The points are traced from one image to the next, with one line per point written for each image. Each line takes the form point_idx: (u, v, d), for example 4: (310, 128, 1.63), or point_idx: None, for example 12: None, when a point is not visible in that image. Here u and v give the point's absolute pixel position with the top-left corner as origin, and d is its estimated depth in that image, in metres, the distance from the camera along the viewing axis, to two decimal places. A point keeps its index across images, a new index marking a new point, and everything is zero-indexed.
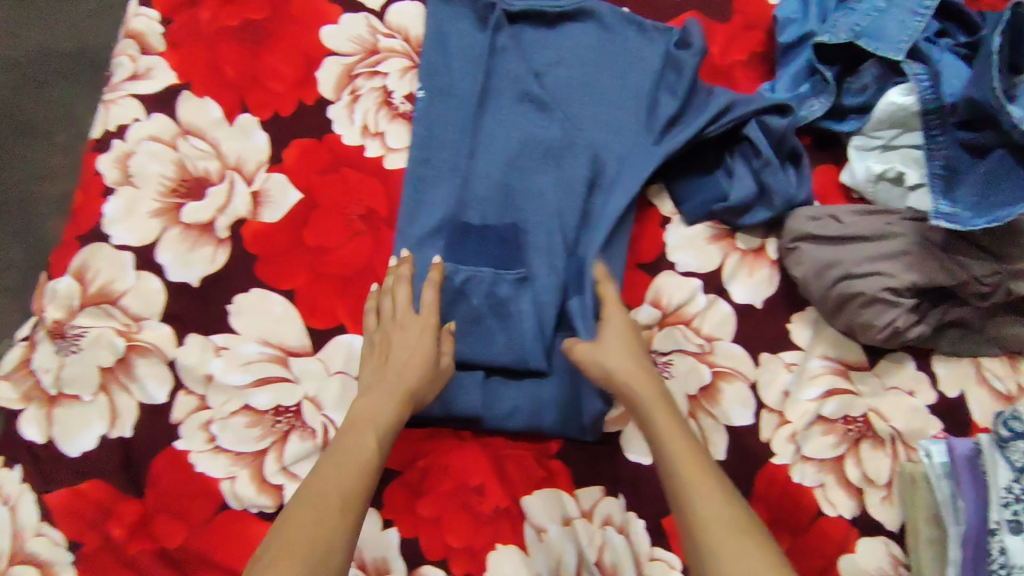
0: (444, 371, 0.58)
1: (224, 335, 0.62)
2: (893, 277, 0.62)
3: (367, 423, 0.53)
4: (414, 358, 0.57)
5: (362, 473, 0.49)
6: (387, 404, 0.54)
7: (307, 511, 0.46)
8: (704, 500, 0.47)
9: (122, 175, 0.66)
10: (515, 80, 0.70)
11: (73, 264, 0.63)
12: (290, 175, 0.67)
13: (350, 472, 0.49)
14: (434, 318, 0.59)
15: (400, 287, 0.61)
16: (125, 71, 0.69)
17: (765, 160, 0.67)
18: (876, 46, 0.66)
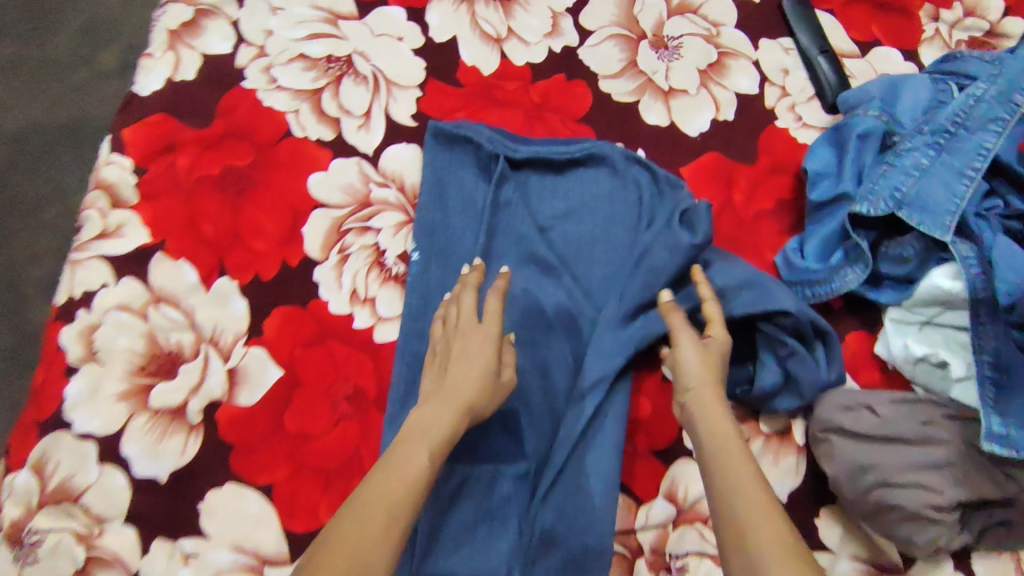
0: (505, 383, 0.54)
1: (193, 540, 0.57)
2: (938, 492, 0.55)
3: (419, 436, 0.47)
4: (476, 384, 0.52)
5: (413, 491, 0.43)
6: (441, 416, 0.49)
7: (363, 502, 0.42)
8: (763, 535, 0.41)
9: (87, 351, 0.60)
10: (520, 239, 0.64)
11: (32, 456, 0.58)
12: (271, 349, 0.61)
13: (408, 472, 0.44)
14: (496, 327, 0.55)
15: (466, 295, 0.57)
16: (94, 227, 0.63)
17: (790, 349, 0.60)
18: (920, 220, 0.59)
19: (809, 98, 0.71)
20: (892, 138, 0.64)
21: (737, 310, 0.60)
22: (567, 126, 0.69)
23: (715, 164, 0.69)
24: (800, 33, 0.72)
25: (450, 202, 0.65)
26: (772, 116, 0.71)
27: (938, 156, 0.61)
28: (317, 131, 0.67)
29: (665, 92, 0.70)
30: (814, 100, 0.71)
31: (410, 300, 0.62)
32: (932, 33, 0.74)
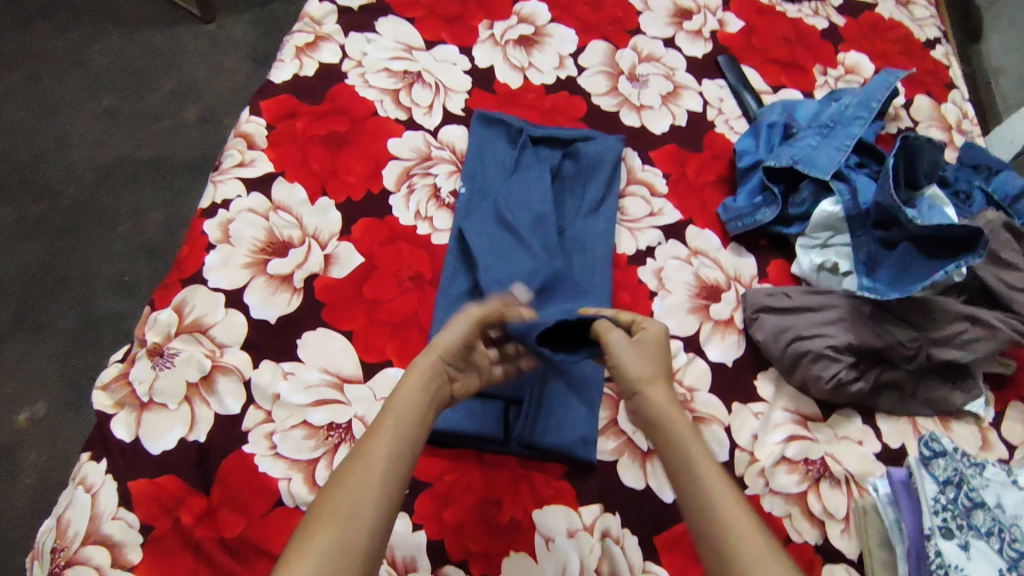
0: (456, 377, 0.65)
1: (292, 362, 0.76)
2: (834, 338, 0.77)
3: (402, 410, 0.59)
4: (452, 341, 0.64)
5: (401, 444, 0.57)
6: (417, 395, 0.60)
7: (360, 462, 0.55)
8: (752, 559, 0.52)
9: (223, 236, 0.82)
10: (499, 169, 0.91)
11: (174, 300, 0.78)
12: (357, 244, 0.84)
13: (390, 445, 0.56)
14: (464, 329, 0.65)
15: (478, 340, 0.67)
16: (234, 159, 0.88)
17: (701, 263, 0.89)
18: (811, 170, 0.88)
19: (738, 116, 1.03)
20: (792, 129, 0.94)
21: (605, 221, 0.89)
22: (570, 123, 0.98)
23: (673, 151, 0.97)
24: (730, 76, 1.05)
25: (532, 164, 0.91)
26: (712, 125, 1.01)
27: (823, 139, 0.91)
28: (396, 114, 0.95)
29: (638, 106, 1.01)
30: (741, 118, 1.03)
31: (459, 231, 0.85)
32: (822, 83, 1.07)
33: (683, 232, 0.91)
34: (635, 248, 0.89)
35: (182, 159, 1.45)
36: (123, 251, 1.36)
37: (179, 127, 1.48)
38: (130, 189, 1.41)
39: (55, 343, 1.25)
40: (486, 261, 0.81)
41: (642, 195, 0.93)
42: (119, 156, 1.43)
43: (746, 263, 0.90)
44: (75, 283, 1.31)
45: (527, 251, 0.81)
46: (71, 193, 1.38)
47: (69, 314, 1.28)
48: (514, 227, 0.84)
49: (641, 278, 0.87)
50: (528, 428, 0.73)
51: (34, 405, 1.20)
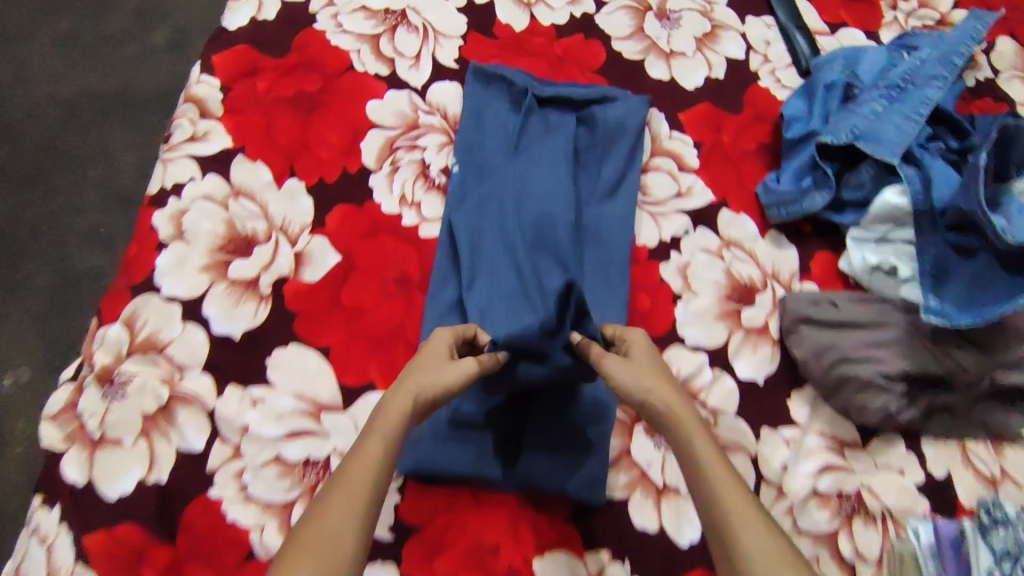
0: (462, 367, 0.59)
1: (260, 388, 0.67)
2: (886, 364, 0.68)
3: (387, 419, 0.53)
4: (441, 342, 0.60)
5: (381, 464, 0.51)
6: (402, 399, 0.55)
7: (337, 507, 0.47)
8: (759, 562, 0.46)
9: (175, 231, 0.70)
10: (502, 141, 0.76)
11: (124, 313, 0.67)
12: (332, 239, 0.72)
13: (363, 486, 0.49)
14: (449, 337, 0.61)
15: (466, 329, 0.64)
16: (185, 132, 0.74)
17: (733, 256, 0.76)
18: (875, 149, 0.72)
19: (787, 65, 0.85)
20: (854, 89, 0.77)
21: (622, 206, 0.75)
22: (585, 76, 0.82)
23: (709, 113, 0.82)
24: (781, 12, 0.87)
25: (541, 138, 0.76)
26: (756, 77, 0.84)
27: (890, 104, 0.75)
28: (375, 68, 0.79)
29: (667, 53, 0.84)
30: (790, 68, 0.85)
31: (446, 243, 0.72)
32: (890, 19, 0.88)
33: (714, 217, 0.78)
34: (657, 239, 0.76)
35: (152, 91, 1.26)
36: (95, 199, 1.19)
37: (148, 53, 1.29)
38: (100, 129, 1.23)
39: (32, 304, 1.12)
40: (471, 282, 0.69)
41: (669, 171, 0.79)
42: (83, 91, 1.25)
43: (788, 256, 0.77)
44: (48, 238, 1.16)
45: (515, 270, 0.69)
46: (33, 134, 1.22)
47: (43, 270, 1.14)
48: (504, 240, 0.71)
49: (664, 277, 0.75)
50: (529, 456, 0.66)
51: (18, 369, 1.07)
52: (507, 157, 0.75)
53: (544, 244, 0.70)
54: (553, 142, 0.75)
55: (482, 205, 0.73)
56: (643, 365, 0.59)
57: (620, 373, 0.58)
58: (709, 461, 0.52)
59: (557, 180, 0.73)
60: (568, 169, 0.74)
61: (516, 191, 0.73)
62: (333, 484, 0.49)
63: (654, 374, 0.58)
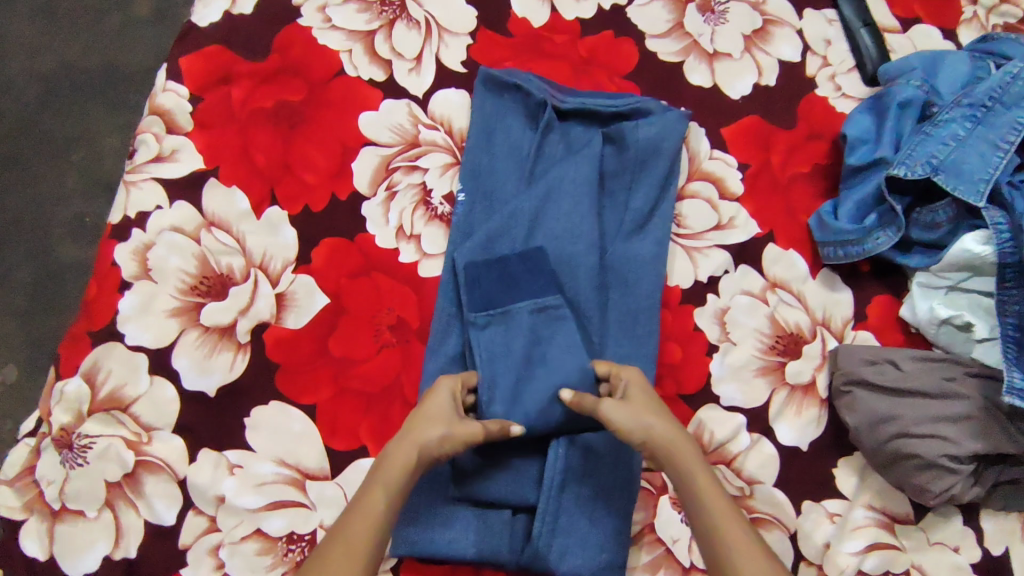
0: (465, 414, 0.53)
1: (239, 452, 0.59)
2: (955, 443, 0.59)
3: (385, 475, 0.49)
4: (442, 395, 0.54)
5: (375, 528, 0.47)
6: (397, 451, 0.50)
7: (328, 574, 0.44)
8: None
9: (141, 269, 0.62)
10: (516, 164, 0.66)
11: (83, 364, 0.60)
12: (319, 278, 0.63)
13: (358, 544, 0.46)
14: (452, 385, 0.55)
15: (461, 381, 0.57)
16: (149, 151, 0.65)
17: (778, 300, 0.67)
18: (955, 185, 0.63)
19: (849, 69, 0.74)
20: (931, 108, 0.67)
21: (653, 241, 0.65)
22: (612, 82, 0.71)
23: (755, 128, 0.71)
24: (845, 7, 0.75)
25: (560, 162, 0.65)
26: (812, 84, 0.73)
27: (975, 128, 0.65)
28: (370, 73, 0.68)
29: (709, 55, 0.72)
30: (853, 72, 0.74)
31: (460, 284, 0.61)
32: (971, 15, 0.76)
33: (758, 255, 0.67)
34: (692, 279, 0.67)
35: (133, 69, 1.01)
36: (77, 188, 0.97)
37: (131, 24, 1.02)
38: (78, 109, 0.99)
39: (16, 301, 0.93)
40: (482, 327, 0.59)
41: (707, 198, 0.69)
42: (62, 65, 1.00)
43: (841, 300, 0.67)
44: (27, 223, 0.95)
45: (541, 312, 0.60)
46: (12, 113, 0.99)
47: (29, 263, 0.94)
48: (524, 275, 0.60)
49: (698, 324, 0.66)
50: (547, 530, 0.57)
51: (0, 371, 0.90)
52: (521, 182, 0.66)
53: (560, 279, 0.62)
54: (575, 164, 0.65)
55: (490, 239, 0.63)
56: (644, 406, 0.53)
57: (618, 417, 0.52)
58: (730, 524, 0.48)
59: (579, 212, 0.63)
60: (592, 201, 0.64)
61: (530, 223, 0.63)
62: (326, 544, 0.46)
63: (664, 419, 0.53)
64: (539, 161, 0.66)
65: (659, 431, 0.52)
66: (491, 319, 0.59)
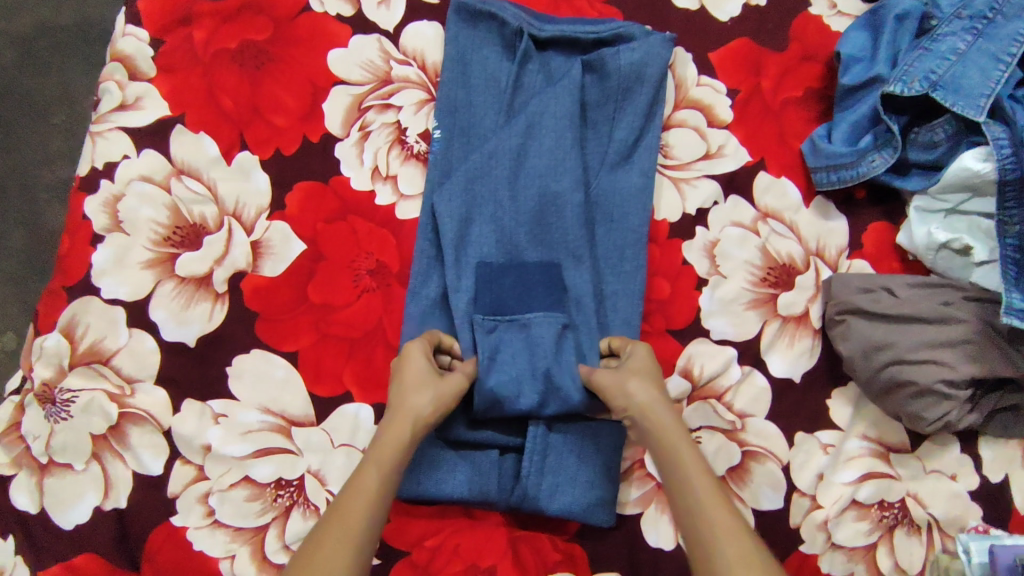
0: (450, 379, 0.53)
1: (222, 401, 0.59)
2: (951, 369, 0.57)
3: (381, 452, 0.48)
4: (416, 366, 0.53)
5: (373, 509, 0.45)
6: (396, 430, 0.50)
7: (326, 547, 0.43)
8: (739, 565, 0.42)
9: (111, 221, 0.61)
10: (494, 98, 0.63)
11: (61, 320, 0.59)
12: (294, 224, 0.61)
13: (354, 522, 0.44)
14: (421, 345, 0.54)
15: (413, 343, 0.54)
16: (113, 99, 0.63)
17: (769, 230, 0.64)
18: (954, 101, 0.60)
19: None
20: (931, 21, 0.64)
21: (639, 172, 0.63)
22: (592, 8, 0.67)
23: (745, 50, 0.67)
24: None
25: (538, 94, 0.63)
26: (805, 2, 0.69)
27: (974, 41, 0.61)
28: (337, 8, 0.65)
29: None
30: None
31: (465, 281, 0.59)
32: None
33: (749, 184, 0.65)
34: (680, 211, 0.64)
35: (108, 24, 0.97)
36: (64, 152, 0.95)
37: None
38: (56, 69, 0.96)
39: (8, 266, 0.91)
40: (487, 332, 0.57)
41: (695, 127, 0.66)
42: (36, 24, 0.97)
43: (835, 228, 0.65)
44: (15, 189, 0.93)
45: (554, 330, 0.57)
46: None
47: (19, 229, 0.92)
48: (536, 286, 0.59)
49: (687, 258, 0.64)
50: (536, 470, 0.57)
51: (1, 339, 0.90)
52: (503, 115, 0.63)
53: (565, 263, 0.60)
54: (558, 96, 0.62)
55: (469, 179, 0.60)
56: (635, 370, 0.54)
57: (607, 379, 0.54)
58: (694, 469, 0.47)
59: (561, 147, 0.61)
60: (575, 135, 0.61)
61: (512, 159, 0.61)
62: (324, 519, 0.45)
63: (651, 381, 0.53)
64: (517, 94, 0.63)
65: (640, 393, 0.52)
66: (499, 325, 0.58)
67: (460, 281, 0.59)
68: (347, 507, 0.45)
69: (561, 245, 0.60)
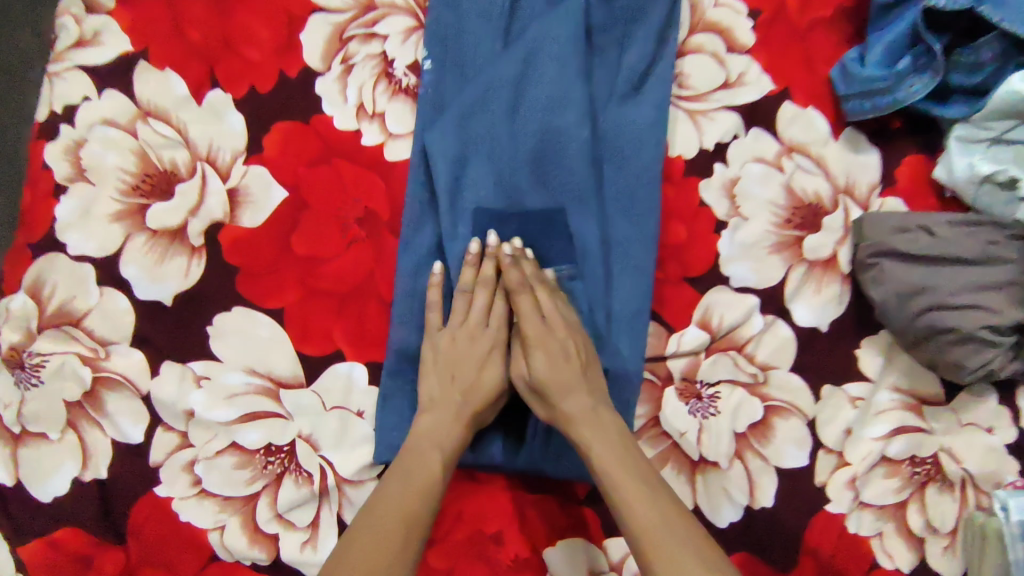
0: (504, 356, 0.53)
1: (204, 362, 0.54)
2: (996, 314, 0.52)
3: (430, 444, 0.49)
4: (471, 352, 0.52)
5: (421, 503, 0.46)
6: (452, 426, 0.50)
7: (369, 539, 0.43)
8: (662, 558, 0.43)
9: (74, 171, 0.56)
10: (488, 22, 0.56)
11: (27, 279, 0.55)
12: (273, 169, 0.56)
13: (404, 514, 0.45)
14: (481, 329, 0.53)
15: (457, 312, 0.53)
16: (70, 35, 0.57)
17: (794, 165, 0.59)
18: (1001, 15, 0.53)
19: None
20: None
21: (650, 103, 0.57)
22: None
23: None
24: None
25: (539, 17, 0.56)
26: None
27: None
28: None
29: None
30: None
31: (462, 231, 0.54)
32: None
33: (772, 116, 0.59)
34: (697, 147, 0.59)
35: None
36: None
37: None
38: None
39: None
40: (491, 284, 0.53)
41: (713, 53, 0.60)
42: None
43: (867, 163, 0.59)
44: None
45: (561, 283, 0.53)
46: None
47: None
48: (539, 233, 0.54)
49: (704, 199, 0.58)
50: (545, 428, 0.53)
51: None
52: (500, 44, 0.56)
53: (570, 208, 0.54)
54: (562, 21, 0.55)
55: (464, 116, 0.55)
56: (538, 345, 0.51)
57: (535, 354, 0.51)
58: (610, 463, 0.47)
59: (565, 78, 0.55)
60: (580, 64, 0.55)
61: (512, 94, 0.55)
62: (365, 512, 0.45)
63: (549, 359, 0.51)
64: (515, 19, 0.57)
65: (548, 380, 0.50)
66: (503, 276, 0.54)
67: (457, 230, 0.54)
68: (390, 500, 0.45)
69: (565, 188, 0.54)
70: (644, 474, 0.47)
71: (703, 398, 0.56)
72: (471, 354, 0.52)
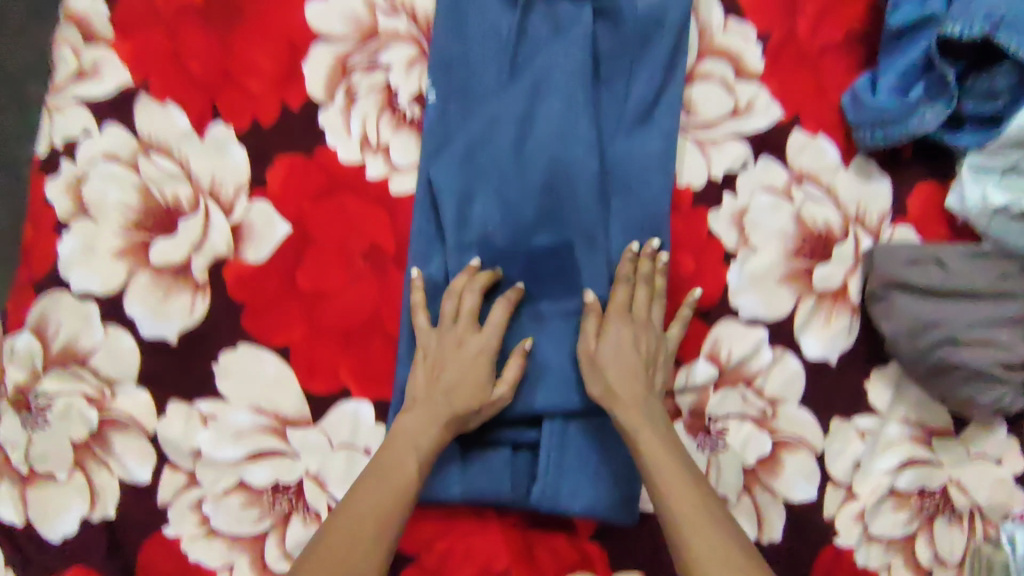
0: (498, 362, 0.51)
1: (210, 401, 0.54)
2: (1006, 350, 0.52)
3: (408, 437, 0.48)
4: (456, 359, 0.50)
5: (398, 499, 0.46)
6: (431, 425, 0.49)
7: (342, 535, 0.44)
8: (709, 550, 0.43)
9: (76, 207, 0.55)
10: (494, 52, 0.56)
11: (31, 318, 0.54)
12: (277, 203, 0.55)
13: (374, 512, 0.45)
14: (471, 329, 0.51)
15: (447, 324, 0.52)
16: (68, 67, 0.56)
17: (804, 195, 0.58)
18: (1017, 45, 0.52)
19: None
20: None
21: (659, 134, 0.56)
22: None
23: None
24: None
25: (545, 47, 0.55)
26: None
27: None
28: None
29: None
30: None
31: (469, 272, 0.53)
32: None
33: (782, 145, 0.58)
34: (706, 177, 0.58)
35: None
36: None
37: None
38: None
39: None
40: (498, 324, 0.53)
41: (722, 79, 0.59)
42: None
43: (878, 192, 0.58)
44: None
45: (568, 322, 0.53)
46: None
47: None
48: (546, 272, 0.54)
49: (713, 229, 0.57)
50: (553, 468, 0.52)
51: None
52: (505, 74, 0.56)
53: (578, 245, 0.53)
54: (569, 51, 0.54)
55: (469, 150, 0.54)
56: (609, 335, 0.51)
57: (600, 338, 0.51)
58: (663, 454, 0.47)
59: (572, 111, 0.54)
60: (586, 95, 0.54)
61: (518, 125, 0.54)
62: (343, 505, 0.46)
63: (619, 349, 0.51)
64: (521, 47, 0.56)
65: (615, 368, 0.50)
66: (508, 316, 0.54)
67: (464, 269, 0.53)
68: (365, 496, 0.46)
69: (573, 224, 0.53)
70: (690, 467, 0.47)
71: (711, 433, 0.56)
72: (461, 358, 0.50)
